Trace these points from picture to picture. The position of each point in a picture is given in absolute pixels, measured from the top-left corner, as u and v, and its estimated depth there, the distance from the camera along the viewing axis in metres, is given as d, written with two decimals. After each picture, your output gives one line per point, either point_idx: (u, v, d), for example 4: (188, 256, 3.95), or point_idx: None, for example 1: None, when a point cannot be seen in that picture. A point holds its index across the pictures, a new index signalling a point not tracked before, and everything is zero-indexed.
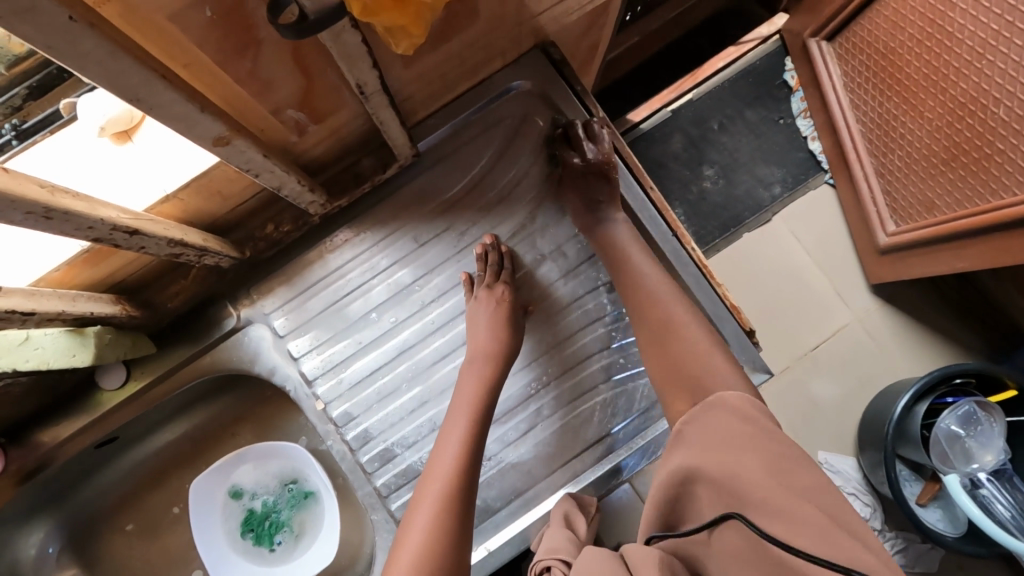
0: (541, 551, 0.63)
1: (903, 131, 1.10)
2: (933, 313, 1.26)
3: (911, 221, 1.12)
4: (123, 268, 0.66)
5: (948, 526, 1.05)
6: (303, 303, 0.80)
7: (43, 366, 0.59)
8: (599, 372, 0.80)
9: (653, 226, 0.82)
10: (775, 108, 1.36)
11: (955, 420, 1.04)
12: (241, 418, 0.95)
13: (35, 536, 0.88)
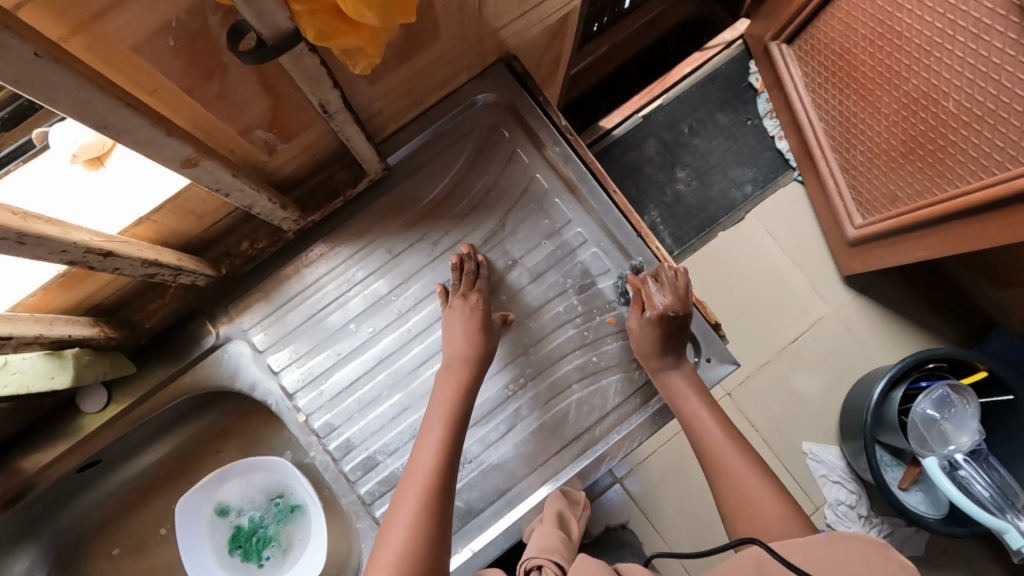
0: (532, 550, 0.61)
1: (864, 128, 1.15)
2: (903, 299, 1.35)
3: (875, 214, 1.18)
4: (99, 290, 0.67)
5: (930, 508, 1.14)
6: (281, 317, 0.81)
7: (22, 389, 0.60)
8: (573, 372, 0.82)
9: (618, 228, 0.83)
10: (742, 110, 1.42)
11: (931, 404, 1.10)
12: (225, 435, 0.96)
13: (21, 562, 0.88)
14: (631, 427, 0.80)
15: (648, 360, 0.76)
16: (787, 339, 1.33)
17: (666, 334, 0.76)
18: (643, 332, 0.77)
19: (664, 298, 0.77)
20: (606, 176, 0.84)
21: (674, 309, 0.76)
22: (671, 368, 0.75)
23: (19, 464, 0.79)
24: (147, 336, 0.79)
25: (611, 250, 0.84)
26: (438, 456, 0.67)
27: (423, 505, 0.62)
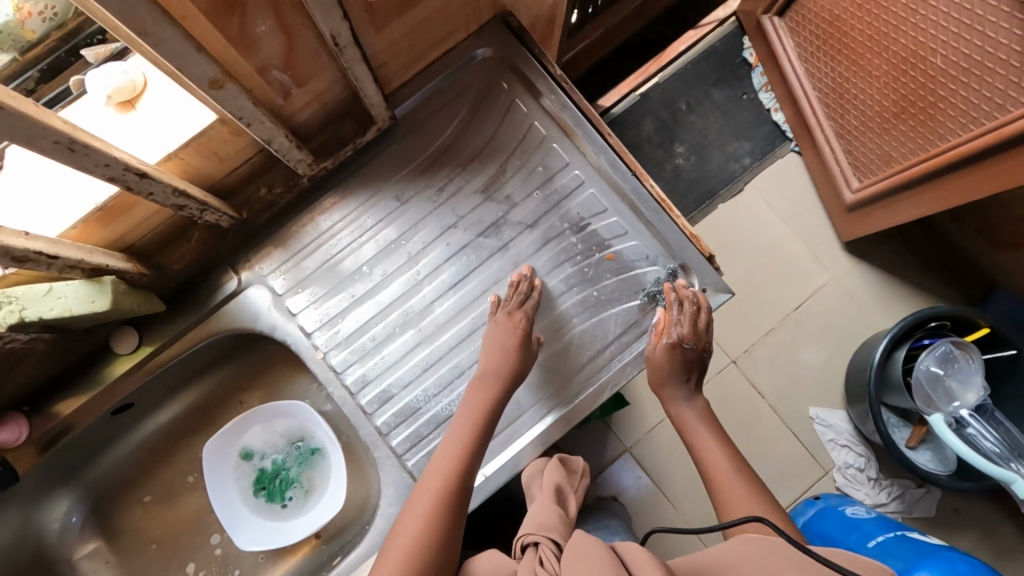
0: (530, 525, 0.59)
1: (856, 91, 1.18)
2: (905, 266, 1.38)
3: (872, 176, 1.22)
4: (133, 229, 0.73)
5: (938, 465, 1.17)
6: (298, 264, 0.87)
7: (68, 313, 0.65)
8: (557, 326, 0.87)
9: (615, 170, 0.87)
10: (737, 86, 1.46)
11: (933, 361, 1.14)
12: (246, 386, 1.01)
13: (59, 507, 0.94)
14: (622, 363, 0.84)
15: (661, 388, 0.82)
16: (791, 307, 1.36)
17: (678, 364, 0.81)
18: (661, 360, 0.80)
19: (681, 326, 0.80)
20: (599, 119, 0.88)
21: (692, 343, 0.81)
22: (681, 400, 0.81)
23: (55, 408, 0.84)
24: (173, 282, 0.85)
25: (606, 190, 0.88)
26: (463, 448, 0.73)
27: (441, 498, 0.67)
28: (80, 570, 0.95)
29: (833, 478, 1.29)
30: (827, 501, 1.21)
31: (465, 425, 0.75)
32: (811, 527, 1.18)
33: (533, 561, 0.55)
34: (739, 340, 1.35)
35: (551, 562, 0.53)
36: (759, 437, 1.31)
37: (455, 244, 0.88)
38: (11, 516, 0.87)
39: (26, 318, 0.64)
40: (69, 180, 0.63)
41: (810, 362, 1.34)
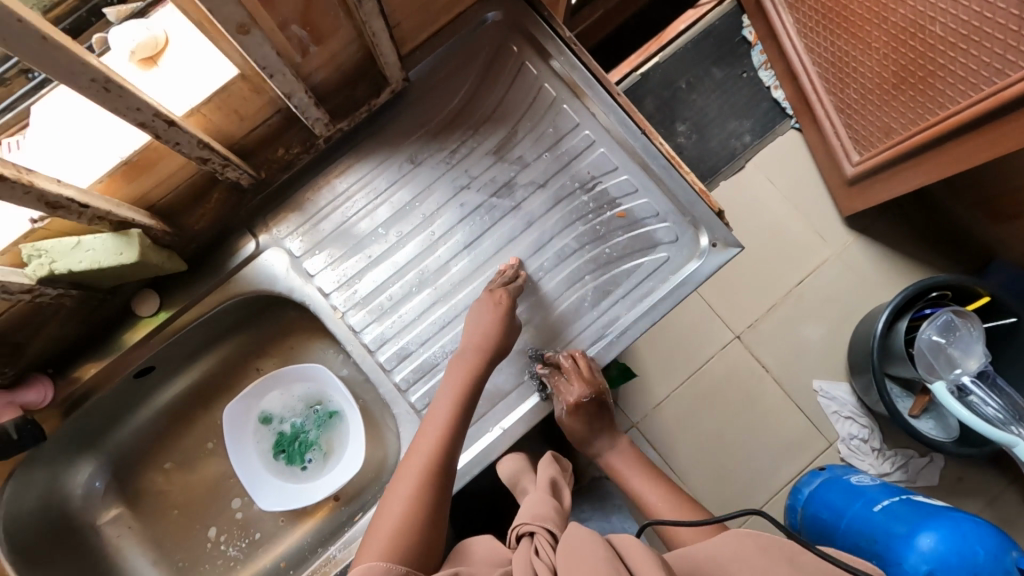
0: (525, 516, 0.62)
1: (856, 65, 1.17)
2: (905, 240, 1.39)
3: (872, 149, 1.23)
4: (158, 186, 0.75)
5: (941, 433, 1.21)
6: (315, 226, 0.88)
7: (97, 266, 0.67)
8: (542, 302, 0.88)
9: (624, 128, 0.88)
10: (737, 64, 1.47)
11: (936, 331, 1.15)
12: (263, 353, 1.03)
13: (83, 472, 0.96)
14: (624, 326, 0.86)
15: (590, 446, 0.87)
16: (793, 282, 1.38)
17: (590, 415, 0.84)
18: (574, 426, 0.85)
19: (574, 388, 0.80)
20: (609, 78, 0.89)
21: (588, 395, 0.80)
22: (610, 449, 0.87)
23: (77, 373, 0.86)
24: (194, 243, 0.87)
25: (616, 149, 0.89)
26: (444, 429, 0.72)
27: (423, 480, 0.67)
28: (104, 534, 0.97)
29: (837, 449, 1.31)
30: (832, 471, 1.24)
31: (451, 401, 0.74)
32: (815, 497, 1.21)
33: (528, 549, 0.58)
34: (743, 315, 1.37)
35: (546, 549, 0.56)
36: (762, 409, 1.33)
37: (469, 205, 0.90)
38: (36, 478, 0.89)
39: (55, 271, 0.66)
40: (99, 131, 0.64)
41: (813, 336, 1.36)
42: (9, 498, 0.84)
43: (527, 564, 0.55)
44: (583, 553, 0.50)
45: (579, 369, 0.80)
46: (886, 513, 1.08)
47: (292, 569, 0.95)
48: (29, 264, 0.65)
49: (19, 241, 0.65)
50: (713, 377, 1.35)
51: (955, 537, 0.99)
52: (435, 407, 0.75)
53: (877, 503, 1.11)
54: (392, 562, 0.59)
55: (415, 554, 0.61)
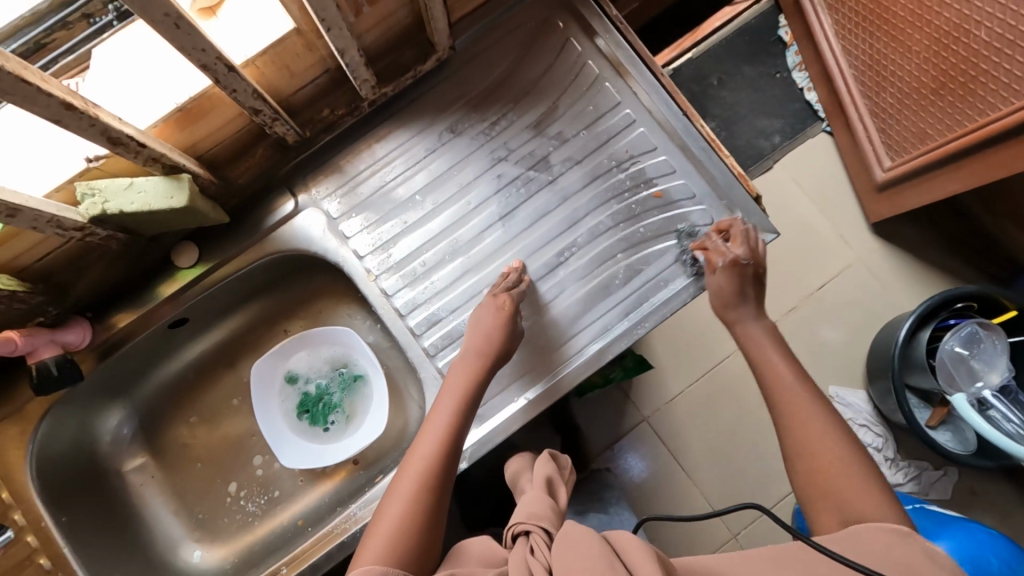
0: (521, 515, 0.64)
1: (894, 68, 1.15)
2: (934, 249, 1.37)
3: (904, 155, 1.21)
4: (208, 137, 0.77)
5: (958, 445, 1.18)
6: (353, 189, 0.90)
7: (147, 208, 0.70)
8: (542, 300, 0.86)
9: (666, 108, 0.89)
10: (771, 64, 1.46)
11: (959, 342, 1.14)
12: (290, 314, 1.04)
13: (112, 419, 0.99)
14: (642, 317, 0.84)
15: (728, 308, 0.79)
16: (814, 285, 1.37)
17: (742, 284, 0.79)
18: (720, 285, 0.79)
19: (738, 248, 0.80)
20: (652, 59, 0.90)
21: (745, 260, 0.79)
22: (750, 318, 0.78)
23: (112, 319, 0.88)
24: (236, 197, 0.89)
25: (656, 130, 0.89)
26: (444, 432, 0.72)
27: (421, 485, 0.68)
28: (128, 481, 1.00)
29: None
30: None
31: (454, 401, 0.75)
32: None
33: (524, 548, 0.60)
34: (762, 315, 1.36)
35: (541, 547, 0.59)
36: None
37: (505, 178, 0.90)
38: (69, 420, 0.92)
39: (108, 210, 0.68)
40: (160, 75, 0.67)
41: (832, 341, 1.35)
42: (43, 437, 0.87)
43: (524, 561, 0.57)
44: (577, 543, 0.52)
45: (750, 235, 0.80)
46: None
47: (310, 527, 0.96)
48: (82, 202, 0.68)
49: (75, 178, 0.66)
50: (729, 375, 1.34)
51: (970, 544, 0.99)
52: (436, 411, 0.75)
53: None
54: (389, 566, 0.60)
55: (412, 559, 0.62)
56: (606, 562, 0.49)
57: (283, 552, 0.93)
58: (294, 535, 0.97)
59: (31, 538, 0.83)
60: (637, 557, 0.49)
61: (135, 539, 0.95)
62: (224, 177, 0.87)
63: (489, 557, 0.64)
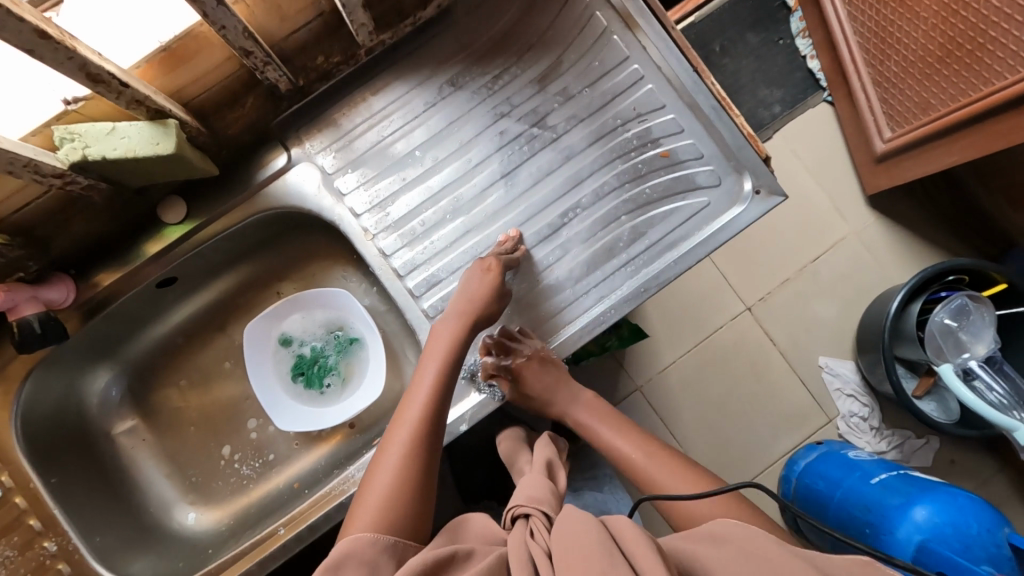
0: (522, 498, 0.65)
1: (900, 35, 1.10)
2: (928, 224, 1.36)
3: (906, 125, 1.18)
4: (195, 81, 0.73)
5: (941, 414, 1.19)
6: (349, 144, 0.86)
7: (132, 154, 0.66)
8: (535, 267, 0.84)
9: (676, 63, 0.85)
10: (774, 30, 1.41)
11: (948, 314, 1.14)
12: (282, 277, 1.01)
13: (100, 380, 0.97)
14: (641, 281, 0.83)
15: (552, 405, 0.87)
16: (808, 258, 1.36)
17: (544, 379, 0.84)
18: (534, 390, 0.84)
19: (514, 360, 0.82)
20: (662, 11, 0.86)
21: (527, 358, 0.82)
22: (571, 406, 0.87)
23: (97, 278, 0.84)
24: (226, 149, 0.86)
25: (665, 86, 0.86)
26: (428, 398, 0.73)
27: (407, 452, 0.69)
28: (119, 444, 0.98)
29: (835, 425, 1.31)
30: (829, 446, 1.24)
31: (437, 365, 0.75)
32: (811, 469, 1.22)
33: (523, 530, 0.60)
34: (755, 287, 1.36)
35: (541, 530, 0.59)
36: (768, 380, 1.33)
37: (508, 135, 0.86)
38: (55, 380, 0.89)
39: (89, 156, 0.65)
40: (144, 9, 0.62)
41: (824, 314, 1.35)
42: (28, 396, 0.84)
43: (522, 541, 0.57)
44: (576, 527, 0.54)
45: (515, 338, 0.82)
46: (883, 486, 1.09)
47: (306, 490, 0.96)
48: (61, 148, 0.64)
49: (51, 122, 0.63)
50: (721, 347, 1.34)
51: (949, 509, 1.01)
52: (418, 378, 0.75)
53: (874, 476, 1.12)
54: (381, 532, 0.61)
55: (404, 524, 0.63)
56: (603, 546, 0.50)
57: (279, 514, 0.93)
58: (289, 498, 0.96)
59: (18, 499, 0.81)
60: (630, 535, 0.51)
61: (127, 501, 0.94)
62: (212, 129, 0.83)
63: (488, 537, 0.64)
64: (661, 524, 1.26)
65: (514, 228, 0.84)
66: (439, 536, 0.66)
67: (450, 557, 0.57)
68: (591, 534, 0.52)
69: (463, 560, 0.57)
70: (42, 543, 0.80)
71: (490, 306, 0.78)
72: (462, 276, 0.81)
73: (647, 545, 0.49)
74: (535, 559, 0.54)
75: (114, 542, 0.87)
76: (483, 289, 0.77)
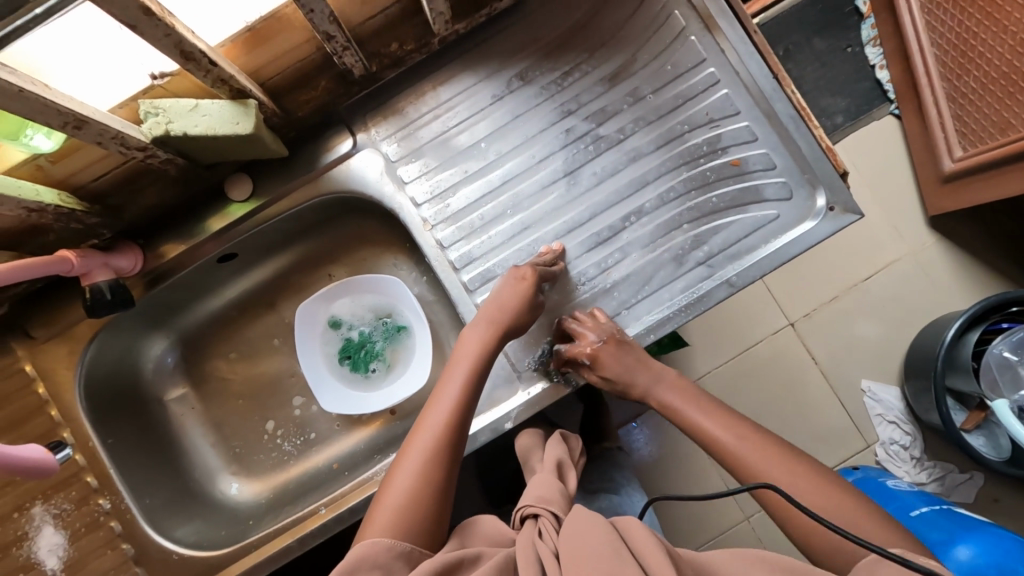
0: (531, 498, 0.64)
1: (983, 49, 1.03)
2: (991, 252, 1.29)
3: (979, 145, 1.10)
4: (275, 61, 0.74)
5: (990, 451, 1.12)
6: (414, 133, 0.86)
7: (212, 131, 0.68)
8: (571, 278, 0.83)
9: (755, 68, 0.82)
10: (843, 36, 1.34)
11: (1008, 347, 1.08)
12: (335, 259, 1.02)
13: (157, 346, 1.00)
14: (693, 296, 0.80)
15: (634, 387, 0.76)
16: (860, 277, 1.31)
17: (623, 360, 0.75)
18: (613, 374, 0.75)
19: (591, 333, 0.76)
20: (744, 12, 0.83)
21: (601, 338, 0.75)
22: (657, 386, 0.77)
23: (162, 248, 0.87)
24: (297, 128, 0.87)
25: (741, 92, 0.83)
26: (452, 406, 0.72)
27: (427, 456, 0.69)
28: (169, 409, 1.01)
29: (873, 452, 1.26)
30: (866, 472, 1.20)
31: (464, 372, 0.74)
32: None
33: (532, 530, 0.60)
34: (802, 303, 1.31)
35: (550, 531, 0.58)
36: (809, 401, 1.29)
37: (573, 133, 0.85)
38: (116, 343, 0.92)
39: (171, 131, 0.67)
40: None
41: (873, 339, 1.29)
42: (91, 359, 0.88)
43: (530, 542, 0.58)
44: (582, 524, 0.54)
45: (570, 320, 0.79)
46: (922, 520, 1.04)
47: (345, 471, 0.97)
48: (146, 122, 0.66)
49: (138, 96, 0.65)
50: (760, 362, 1.30)
51: (994, 550, 0.96)
52: (444, 384, 0.74)
53: (913, 508, 1.07)
54: (398, 537, 0.63)
55: (420, 531, 0.64)
56: (611, 545, 0.51)
57: (318, 492, 0.94)
58: (328, 477, 0.97)
59: (77, 456, 0.84)
60: (643, 544, 0.51)
61: (176, 464, 0.97)
62: (285, 111, 0.84)
63: (497, 539, 0.64)
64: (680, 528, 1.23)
65: (555, 242, 0.82)
66: (452, 539, 0.66)
67: (458, 561, 0.58)
68: (602, 537, 0.52)
69: (470, 564, 0.59)
70: (97, 500, 0.84)
71: (529, 317, 0.77)
72: (499, 285, 0.80)
73: (655, 546, 0.50)
74: (544, 560, 0.54)
75: (162, 503, 0.90)
76: (523, 299, 0.76)
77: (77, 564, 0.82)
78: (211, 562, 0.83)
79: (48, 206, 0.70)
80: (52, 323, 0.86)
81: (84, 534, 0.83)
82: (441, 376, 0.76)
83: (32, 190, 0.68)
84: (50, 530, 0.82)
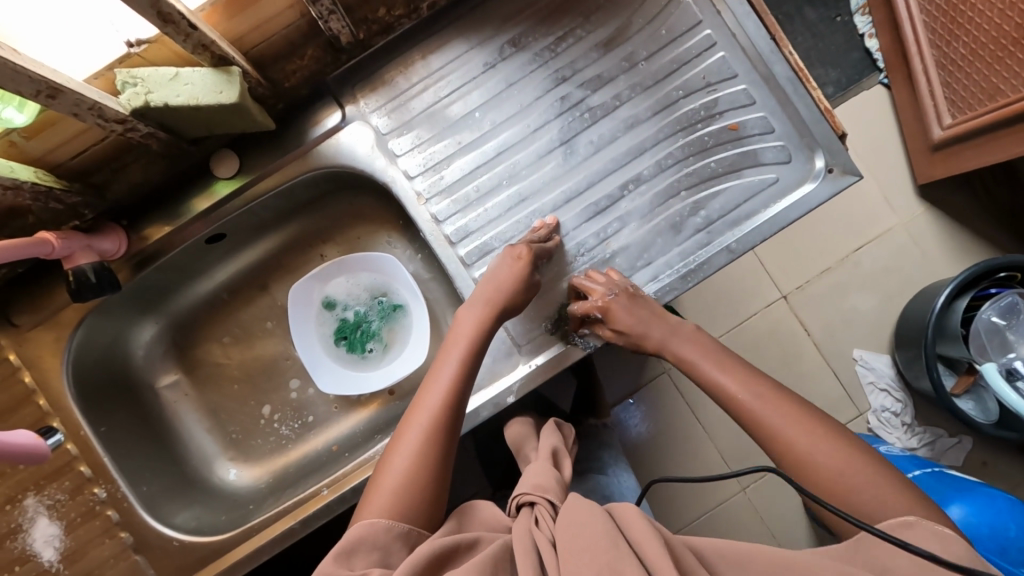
0: (527, 485, 0.63)
1: (971, 14, 1.01)
2: (978, 220, 1.30)
3: (967, 112, 1.09)
4: (258, 30, 0.72)
5: (979, 414, 1.13)
6: (404, 104, 0.83)
7: (195, 101, 0.65)
8: (568, 250, 0.81)
9: (752, 30, 0.80)
10: (833, 5, 1.32)
11: (996, 312, 1.10)
12: (327, 240, 1.00)
13: (146, 333, 0.97)
14: (693, 263, 0.79)
15: (648, 339, 0.76)
16: (852, 247, 1.31)
17: (638, 312, 0.75)
18: (626, 326, 0.74)
19: (600, 287, 0.76)
20: None
21: (613, 292, 0.75)
22: (671, 338, 0.76)
23: (147, 231, 0.84)
24: (283, 101, 0.84)
25: (738, 55, 0.81)
26: (448, 388, 0.70)
27: (423, 440, 0.67)
28: (162, 396, 0.99)
29: (866, 419, 1.28)
30: None
31: (460, 352, 0.73)
32: None
33: (528, 518, 0.59)
34: (795, 275, 1.31)
35: (546, 519, 0.58)
36: (803, 371, 1.29)
37: (568, 101, 0.83)
38: (104, 329, 0.89)
39: (151, 102, 0.64)
40: None
41: (865, 309, 1.30)
42: (78, 346, 0.85)
43: (526, 530, 0.57)
44: (579, 514, 0.53)
45: (579, 278, 0.78)
46: (916, 484, 1.06)
47: (345, 453, 0.96)
48: (124, 92, 0.64)
49: (115, 65, 0.63)
50: (755, 334, 1.31)
51: (986, 511, 0.98)
52: (440, 366, 0.73)
53: (906, 473, 1.09)
54: (395, 518, 0.62)
55: (417, 512, 0.64)
56: (608, 534, 0.50)
57: (318, 474, 0.93)
58: (328, 460, 0.96)
59: (69, 445, 0.82)
60: (641, 537, 0.50)
61: (171, 452, 0.95)
62: (273, 80, 0.82)
63: (495, 524, 0.64)
64: (679, 504, 1.23)
65: (550, 216, 0.81)
66: (448, 521, 0.65)
67: (454, 545, 0.57)
68: (601, 523, 0.51)
69: (467, 549, 0.58)
70: (92, 490, 0.82)
71: (526, 296, 0.76)
72: (495, 262, 0.78)
73: (651, 535, 0.50)
74: (541, 551, 0.54)
75: (159, 491, 0.88)
76: (520, 278, 0.74)
77: (75, 554, 0.81)
78: (214, 547, 0.82)
79: (25, 183, 0.67)
80: (36, 310, 0.83)
81: (79, 523, 0.81)
82: (437, 357, 0.75)
83: (6, 166, 0.65)
84: (45, 520, 0.80)
